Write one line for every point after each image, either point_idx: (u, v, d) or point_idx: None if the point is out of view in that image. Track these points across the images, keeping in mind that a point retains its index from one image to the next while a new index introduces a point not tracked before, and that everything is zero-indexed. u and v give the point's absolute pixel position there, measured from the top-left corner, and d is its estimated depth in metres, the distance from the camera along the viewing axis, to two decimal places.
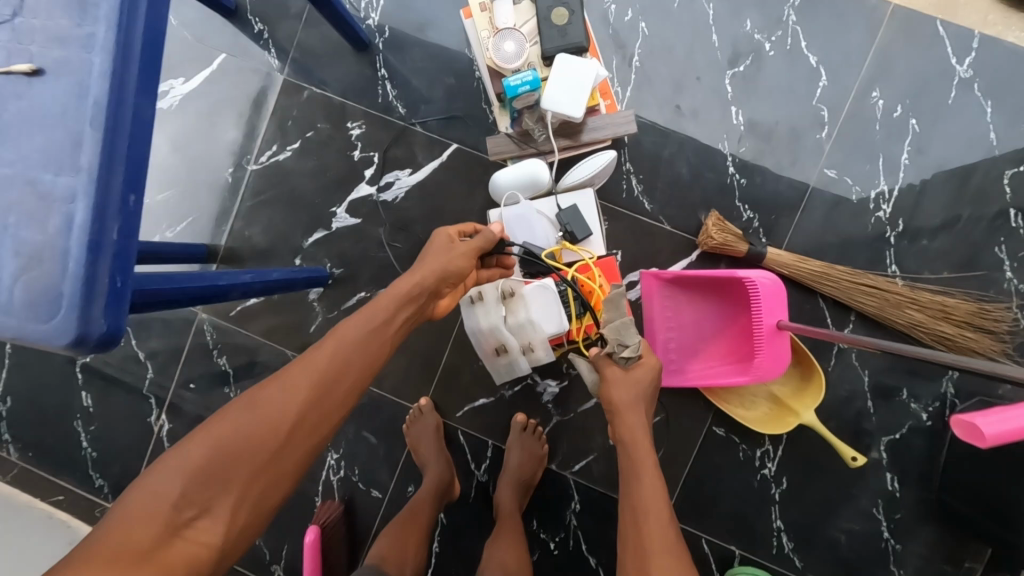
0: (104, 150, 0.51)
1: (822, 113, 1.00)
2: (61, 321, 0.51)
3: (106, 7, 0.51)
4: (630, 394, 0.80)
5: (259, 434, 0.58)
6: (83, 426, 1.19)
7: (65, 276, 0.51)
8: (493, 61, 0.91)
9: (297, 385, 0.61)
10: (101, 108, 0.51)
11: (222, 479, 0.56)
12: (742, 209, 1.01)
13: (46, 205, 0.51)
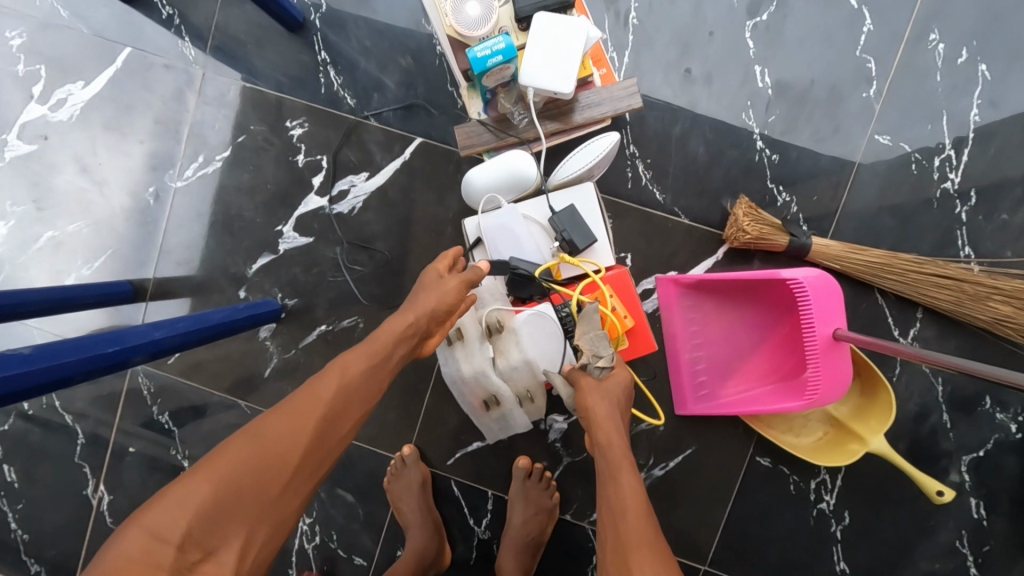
0: None
1: (868, 65, 0.81)
2: None
3: None
4: (604, 400, 0.62)
5: (263, 475, 0.49)
6: (9, 505, 1.01)
7: None
8: (454, 29, 0.72)
9: (304, 417, 0.53)
10: None
11: (224, 522, 0.47)
12: (775, 192, 0.82)
13: None
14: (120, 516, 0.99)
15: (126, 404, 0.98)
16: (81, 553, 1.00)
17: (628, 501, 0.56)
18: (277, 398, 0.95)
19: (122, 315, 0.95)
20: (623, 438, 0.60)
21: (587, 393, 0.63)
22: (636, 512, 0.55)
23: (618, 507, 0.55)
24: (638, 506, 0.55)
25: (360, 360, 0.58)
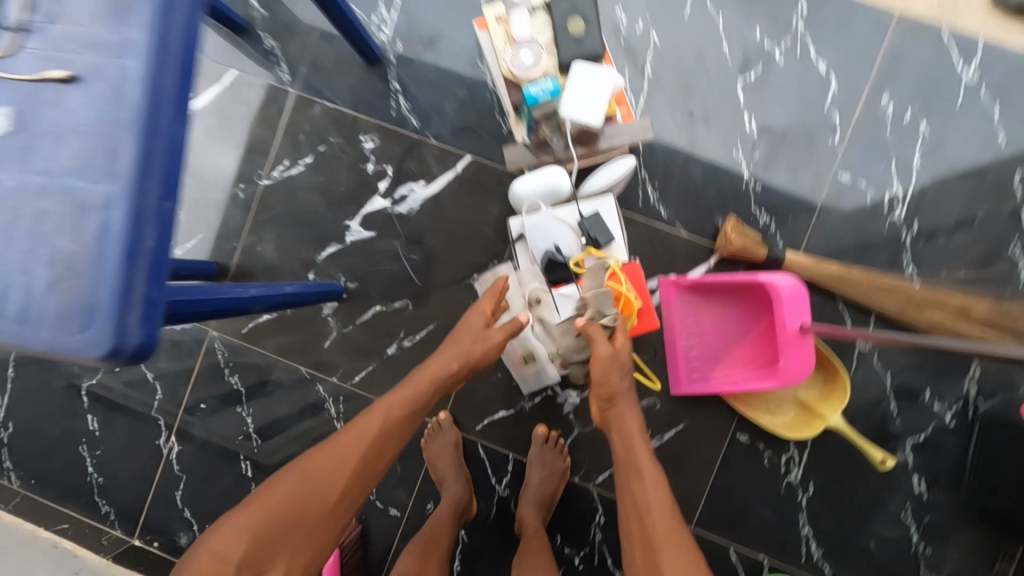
0: (140, 158, 0.50)
1: (834, 117, 1.01)
2: (95, 331, 0.50)
3: (142, 13, 0.50)
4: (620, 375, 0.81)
5: (304, 507, 0.73)
6: (89, 451, 1.16)
7: (99, 286, 0.50)
8: (512, 71, 0.91)
9: (344, 456, 0.77)
10: (137, 113, 0.50)
11: (286, 535, 0.72)
12: (758, 214, 1.02)
13: (80, 213, 0.51)
14: (186, 465, 1.14)
15: (201, 366, 1.14)
16: (148, 497, 1.15)
17: (655, 500, 0.73)
18: (333, 366, 1.11)
19: None
20: (644, 437, 0.78)
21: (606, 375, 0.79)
22: (657, 510, 0.72)
23: (645, 506, 0.73)
24: (661, 506, 0.72)
25: (392, 413, 0.81)
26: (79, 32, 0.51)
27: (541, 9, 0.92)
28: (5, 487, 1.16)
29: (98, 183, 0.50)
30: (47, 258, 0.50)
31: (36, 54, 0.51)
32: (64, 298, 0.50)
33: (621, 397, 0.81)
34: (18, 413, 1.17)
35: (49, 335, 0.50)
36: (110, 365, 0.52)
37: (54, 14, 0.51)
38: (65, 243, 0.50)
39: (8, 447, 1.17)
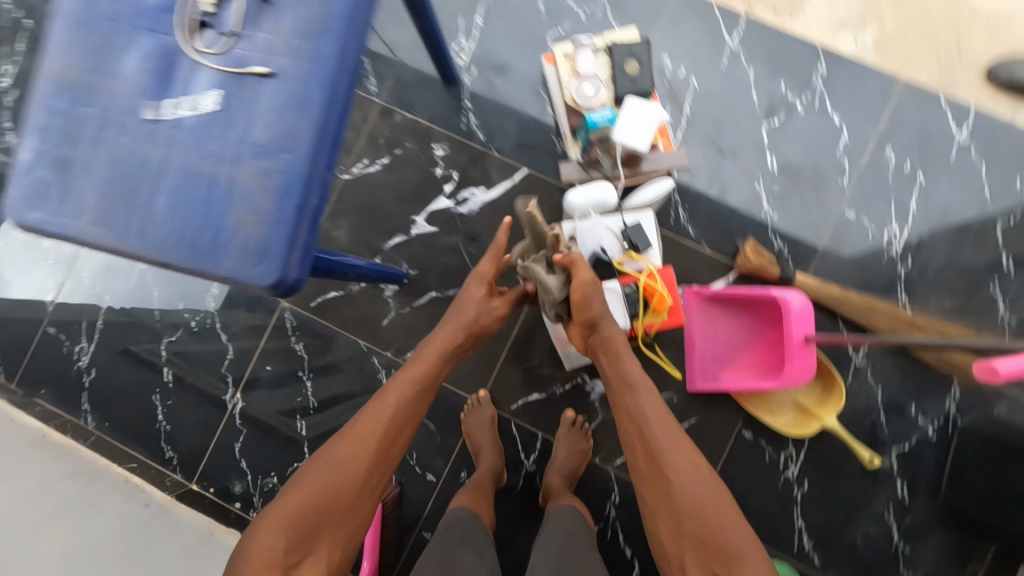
0: (316, 137, 0.67)
1: (844, 162, 1.18)
2: (267, 266, 0.66)
3: (331, 30, 0.67)
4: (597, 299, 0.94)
5: (338, 493, 0.81)
6: (161, 401, 1.29)
7: (273, 233, 0.66)
8: (574, 100, 1.09)
9: (365, 437, 0.86)
10: (318, 104, 0.67)
11: (322, 523, 0.79)
12: (774, 239, 1.18)
13: (263, 174, 0.66)
14: (247, 420, 1.27)
15: (271, 332, 1.29)
16: (210, 446, 1.27)
17: (655, 411, 0.85)
18: (388, 342, 1.26)
19: None
20: (633, 359, 0.91)
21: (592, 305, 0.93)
22: (654, 418, 0.84)
23: (645, 417, 0.84)
24: (659, 414, 0.84)
25: (405, 393, 0.92)
26: (278, 39, 0.67)
27: (603, 51, 1.10)
28: (82, 427, 1.29)
29: (282, 153, 0.66)
30: (236, 208, 0.66)
31: (243, 52, 0.67)
32: (246, 239, 0.66)
33: (607, 321, 0.93)
34: (101, 362, 1.31)
35: (233, 267, 0.66)
36: (273, 294, 0.68)
37: (260, 24, 0.67)
38: (251, 197, 0.66)
39: (88, 391, 1.30)
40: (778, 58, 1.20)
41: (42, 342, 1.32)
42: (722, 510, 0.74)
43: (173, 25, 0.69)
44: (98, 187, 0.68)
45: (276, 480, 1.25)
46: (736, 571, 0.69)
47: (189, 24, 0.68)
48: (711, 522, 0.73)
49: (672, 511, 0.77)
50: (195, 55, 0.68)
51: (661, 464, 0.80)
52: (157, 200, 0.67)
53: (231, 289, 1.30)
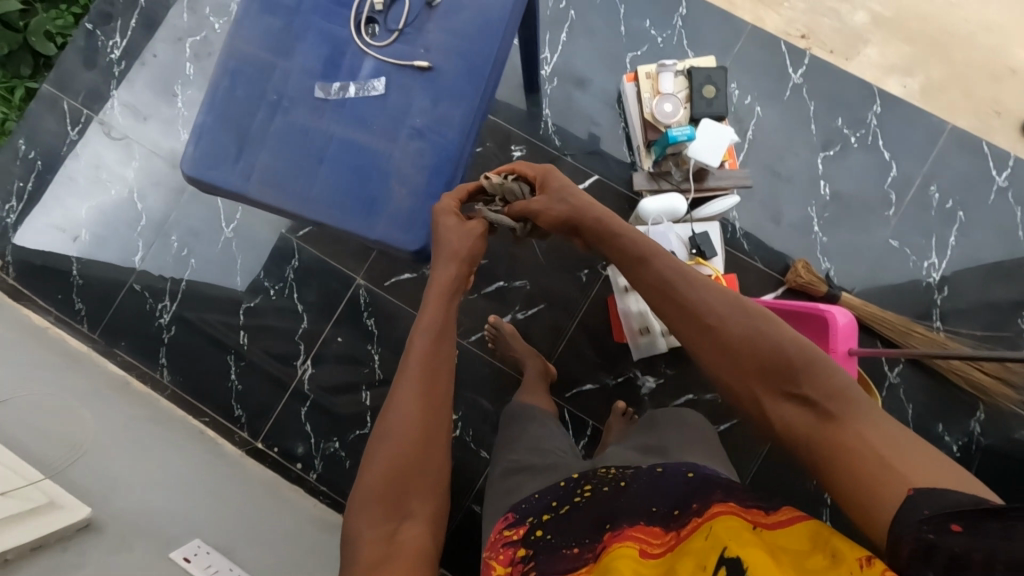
0: (468, 127, 0.76)
1: (891, 196, 1.28)
2: (415, 234, 0.75)
3: (489, 37, 0.77)
4: (545, 198, 0.88)
5: (406, 454, 0.67)
6: (235, 361, 1.37)
7: (424, 206, 0.75)
8: (654, 116, 1.19)
9: (411, 375, 0.70)
10: (472, 98, 0.76)
11: (405, 484, 0.66)
12: (821, 261, 1.28)
13: (418, 155, 0.76)
14: (315, 387, 1.36)
15: (344, 306, 1.38)
16: (277, 408, 1.35)
17: (682, 278, 0.76)
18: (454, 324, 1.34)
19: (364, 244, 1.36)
20: (613, 219, 0.84)
21: (547, 210, 0.88)
22: (675, 279, 0.75)
23: (670, 286, 0.75)
24: (687, 280, 0.75)
25: (426, 328, 0.72)
26: (440, 39, 0.77)
27: (683, 74, 1.20)
28: (158, 380, 1.37)
29: (437, 138, 0.76)
30: (394, 181, 0.75)
31: (408, 48, 0.77)
32: (399, 209, 0.75)
33: (577, 208, 0.86)
34: (181, 320, 1.39)
35: (385, 232, 0.74)
36: (414, 258, 0.76)
37: (426, 24, 0.77)
38: (407, 173, 0.76)
39: (166, 346, 1.38)
40: (838, 95, 1.31)
41: (128, 297, 1.41)
42: (774, 334, 0.67)
43: (345, 19, 0.80)
44: (270, 152, 0.77)
45: (338, 446, 1.33)
46: (808, 383, 0.63)
47: (362, 20, 0.78)
48: (765, 345, 0.67)
49: (725, 354, 0.69)
50: (364, 46, 0.78)
51: (701, 319, 0.71)
52: (322, 168, 0.76)
53: (310, 263, 1.39)
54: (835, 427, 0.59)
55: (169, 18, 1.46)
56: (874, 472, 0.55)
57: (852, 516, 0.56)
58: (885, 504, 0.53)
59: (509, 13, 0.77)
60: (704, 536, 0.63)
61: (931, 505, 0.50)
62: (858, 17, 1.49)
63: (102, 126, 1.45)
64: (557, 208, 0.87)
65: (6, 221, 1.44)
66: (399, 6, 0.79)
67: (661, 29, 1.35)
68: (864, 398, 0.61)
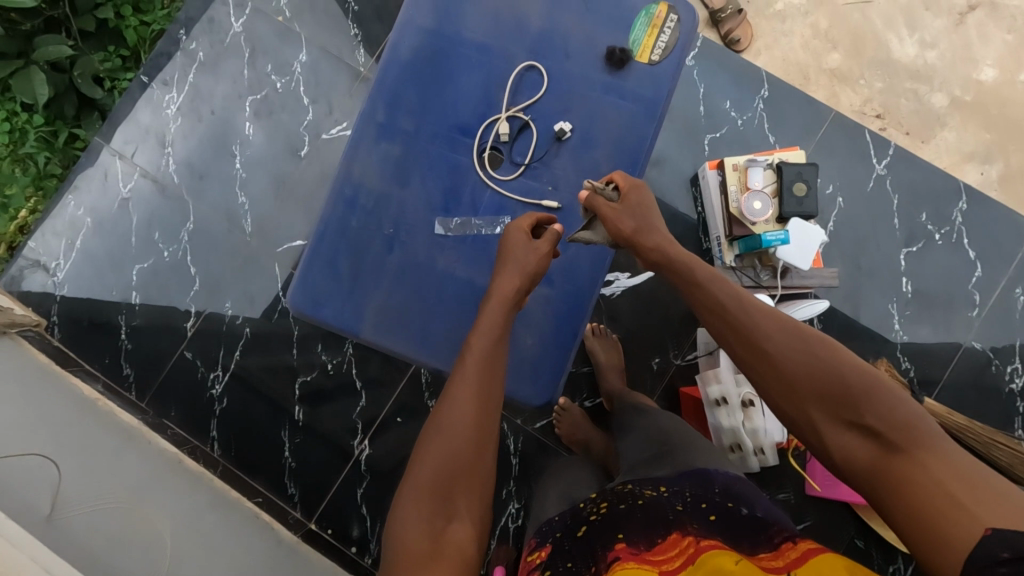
0: (585, 290, 0.85)
1: (975, 297, 1.25)
2: (532, 389, 0.84)
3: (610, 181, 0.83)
4: (617, 210, 0.78)
5: (459, 447, 0.63)
6: (289, 437, 1.33)
7: (539, 361, 0.84)
8: (741, 213, 1.15)
9: (468, 376, 0.68)
10: (593, 259, 0.85)
11: (456, 479, 0.62)
12: (901, 359, 1.24)
13: (536, 308, 0.85)
14: (373, 467, 1.32)
15: (405, 384, 1.35)
16: (333, 487, 1.31)
17: (738, 296, 0.73)
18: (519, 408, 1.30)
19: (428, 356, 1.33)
20: (676, 245, 0.78)
21: (616, 222, 0.77)
22: (734, 305, 0.72)
23: (726, 307, 0.73)
24: (740, 299, 0.73)
25: (488, 334, 0.71)
26: (564, 177, 0.83)
27: (773, 168, 1.16)
28: (208, 454, 1.32)
29: (554, 294, 0.85)
30: (521, 335, 0.84)
31: (534, 182, 0.83)
32: (515, 358, 0.84)
33: (645, 230, 0.77)
34: (234, 391, 1.35)
35: (512, 384, 0.84)
36: (536, 408, 0.85)
37: (551, 161, 0.83)
38: (537, 330, 0.85)
39: (217, 418, 1.34)
40: (923, 189, 1.28)
41: (177, 365, 1.36)
42: (836, 358, 0.66)
43: (466, 146, 0.82)
44: (386, 293, 0.78)
45: None
46: (878, 409, 0.61)
47: (486, 150, 0.81)
48: (832, 370, 0.65)
49: (783, 378, 0.67)
50: (488, 179, 0.81)
51: (759, 343, 0.69)
52: (442, 312, 0.78)
53: None
54: (904, 459, 0.58)
55: (228, 74, 1.40)
56: (943, 506, 0.53)
57: (917, 548, 0.54)
58: (955, 540, 0.51)
59: (644, 154, 0.83)
60: (734, 560, 0.64)
61: (1011, 548, 0.48)
62: (936, 99, 1.45)
63: (155, 184, 1.40)
64: (625, 221, 0.76)
65: (53, 280, 1.39)
66: (524, 138, 0.83)
67: (742, 111, 1.31)
68: (933, 432, 0.60)
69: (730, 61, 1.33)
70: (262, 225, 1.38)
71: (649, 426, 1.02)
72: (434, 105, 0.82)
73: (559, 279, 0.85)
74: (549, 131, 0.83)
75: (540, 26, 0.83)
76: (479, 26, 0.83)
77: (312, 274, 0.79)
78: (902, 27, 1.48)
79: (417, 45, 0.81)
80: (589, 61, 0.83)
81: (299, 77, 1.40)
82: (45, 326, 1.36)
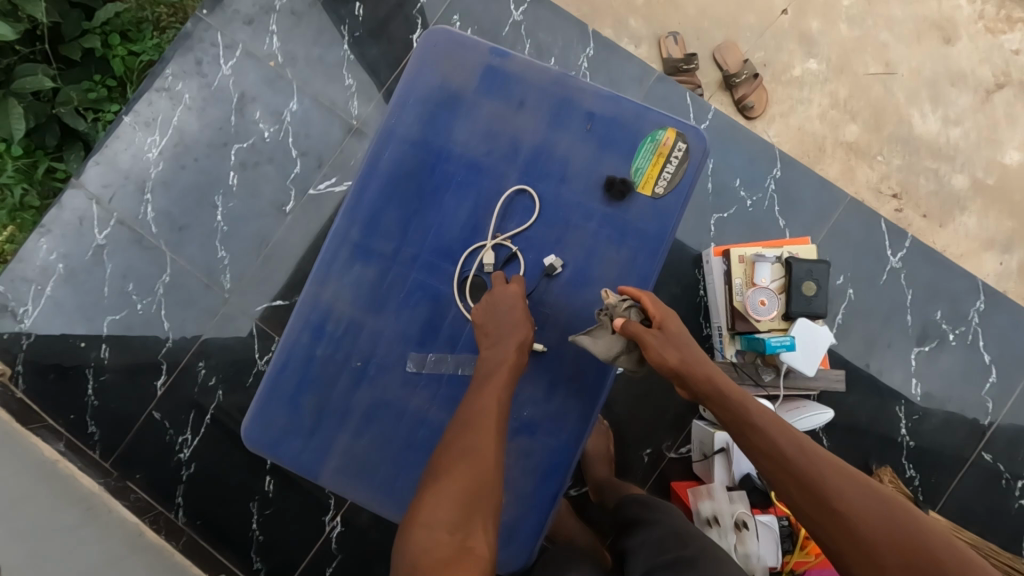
0: (571, 446, 0.79)
1: (988, 403, 1.19)
2: (505, 554, 0.78)
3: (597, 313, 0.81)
4: (660, 338, 0.75)
5: (480, 469, 0.62)
6: (258, 508, 1.26)
7: (516, 525, 0.78)
8: (745, 308, 1.08)
9: (486, 408, 0.67)
10: (579, 414, 0.80)
11: (477, 496, 0.61)
12: (906, 466, 1.17)
13: (515, 464, 0.79)
14: (343, 546, 1.25)
15: None
16: (303, 564, 1.25)
17: (798, 442, 0.70)
18: None
19: None
20: (725, 379, 0.76)
21: (661, 352, 0.74)
22: (798, 453, 0.68)
23: (788, 453, 0.68)
24: (802, 446, 0.69)
25: (503, 369, 0.70)
26: (552, 312, 0.82)
27: (782, 262, 1.10)
28: (172, 521, 1.27)
29: (535, 449, 0.79)
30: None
31: None
32: None
33: (692, 362, 0.75)
34: (203, 456, 1.29)
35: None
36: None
37: (539, 290, 0.81)
38: (515, 490, 0.79)
39: (184, 483, 1.28)
40: (939, 285, 1.21)
41: (146, 425, 1.29)
42: (923, 535, 0.61)
43: (447, 275, 0.81)
44: (350, 437, 0.77)
45: None
46: None
47: (468, 279, 0.80)
48: (917, 541, 0.60)
49: (860, 545, 0.61)
50: (466, 312, 0.79)
51: (827, 497, 0.64)
52: (407, 459, 0.77)
53: None
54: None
55: (215, 120, 1.34)
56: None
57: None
58: None
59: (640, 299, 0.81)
60: None
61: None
62: (957, 180, 1.39)
63: (133, 233, 1.34)
64: (671, 351, 0.74)
65: (20, 326, 1.32)
66: (511, 266, 0.82)
67: (752, 191, 1.24)
68: None
69: (743, 137, 1.26)
70: (244, 282, 1.32)
71: (663, 530, 0.89)
72: (417, 228, 0.81)
73: (541, 430, 0.80)
74: (539, 265, 0.82)
75: (535, 144, 0.83)
76: (469, 142, 0.83)
77: (270, 408, 0.78)
78: (925, 102, 1.41)
79: (406, 164, 0.82)
80: (586, 190, 0.82)
81: (289, 128, 1.34)
82: (9, 376, 1.30)
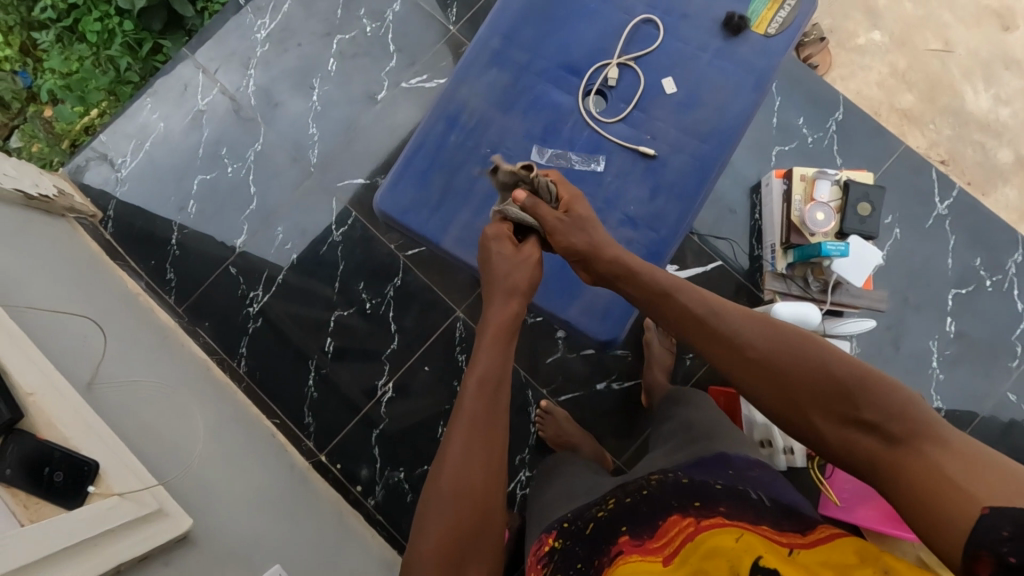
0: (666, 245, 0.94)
1: (1017, 347, 1.25)
2: (603, 326, 0.92)
3: (706, 128, 0.91)
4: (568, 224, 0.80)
5: (469, 502, 0.62)
6: (316, 368, 1.34)
7: (614, 300, 0.93)
8: (803, 221, 1.16)
9: (465, 422, 0.65)
10: None
11: (471, 533, 0.61)
12: (934, 397, 1.24)
13: None
14: (391, 412, 1.32)
15: (438, 337, 1.35)
16: (350, 425, 1.32)
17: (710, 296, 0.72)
18: (547, 379, 1.31)
19: (471, 308, 1.36)
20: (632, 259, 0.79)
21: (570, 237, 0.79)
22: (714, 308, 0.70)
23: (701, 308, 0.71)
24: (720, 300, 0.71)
25: (485, 375, 0.68)
26: (666, 124, 0.91)
27: (841, 184, 1.17)
28: (234, 369, 1.34)
29: None
30: None
31: (636, 135, 0.92)
32: (593, 299, 0.93)
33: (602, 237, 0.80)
34: (270, 312, 1.36)
35: (582, 320, 0.92)
36: (599, 345, 0.93)
37: (654, 106, 0.92)
38: None
39: (249, 336, 1.36)
40: (979, 235, 1.29)
41: (220, 279, 1.38)
42: (823, 352, 0.61)
43: (564, 103, 0.92)
44: (472, 211, 0.89)
45: (403, 477, 1.29)
46: (861, 400, 0.57)
47: (592, 90, 0.92)
48: (818, 367, 0.61)
49: (769, 371, 0.63)
50: (588, 118, 0.91)
51: (738, 341, 0.66)
52: None
53: (413, 286, 1.37)
54: (906, 450, 0.53)
55: (323, 11, 1.45)
56: (939, 496, 0.49)
57: (918, 533, 0.50)
58: (952, 523, 0.47)
59: (741, 125, 0.91)
60: (734, 539, 0.61)
61: (1013, 523, 0.44)
62: (1002, 155, 1.48)
63: (232, 103, 1.43)
64: (579, 240, 0.79)
65: (116, 175, 1.42)
66: (629, 86, 0.93)
67: (814, 129, 1.33)
68: (935, 420, 0.54)
69: (810, 81, 1.36)
70: (329, 159, 1.41)
71: (679, 421, 0.96)
72: (548, 45, 0.93)
73: None
74: (656, 85, 0.92)
75: None
76: None
77: (402, 183, 0.91)
78: (979, 81, 1.51)
79: None
80: (701, 32, 0.93)
81: (389, 25, 1.44)
82: (100, 219, 1.40)
